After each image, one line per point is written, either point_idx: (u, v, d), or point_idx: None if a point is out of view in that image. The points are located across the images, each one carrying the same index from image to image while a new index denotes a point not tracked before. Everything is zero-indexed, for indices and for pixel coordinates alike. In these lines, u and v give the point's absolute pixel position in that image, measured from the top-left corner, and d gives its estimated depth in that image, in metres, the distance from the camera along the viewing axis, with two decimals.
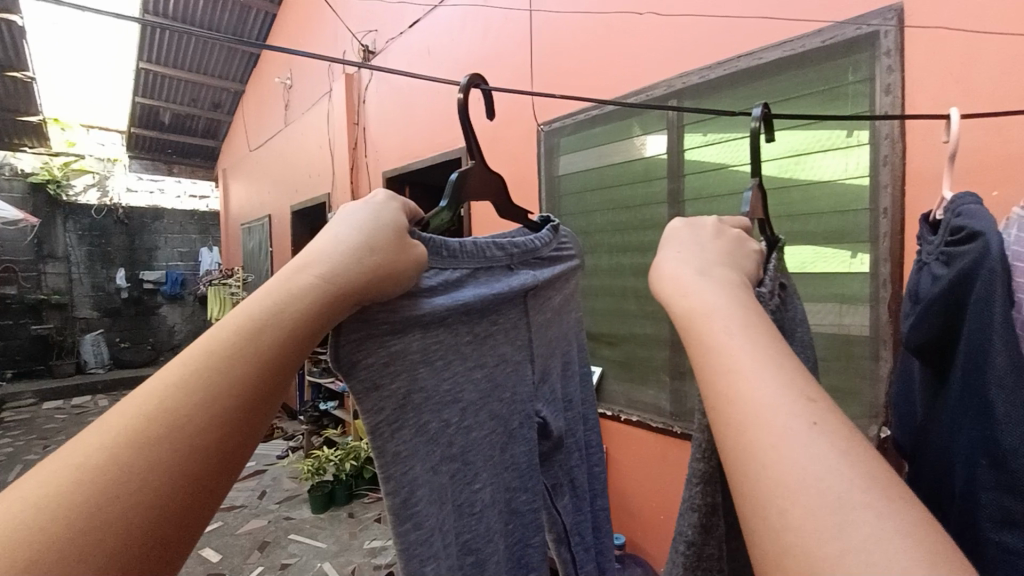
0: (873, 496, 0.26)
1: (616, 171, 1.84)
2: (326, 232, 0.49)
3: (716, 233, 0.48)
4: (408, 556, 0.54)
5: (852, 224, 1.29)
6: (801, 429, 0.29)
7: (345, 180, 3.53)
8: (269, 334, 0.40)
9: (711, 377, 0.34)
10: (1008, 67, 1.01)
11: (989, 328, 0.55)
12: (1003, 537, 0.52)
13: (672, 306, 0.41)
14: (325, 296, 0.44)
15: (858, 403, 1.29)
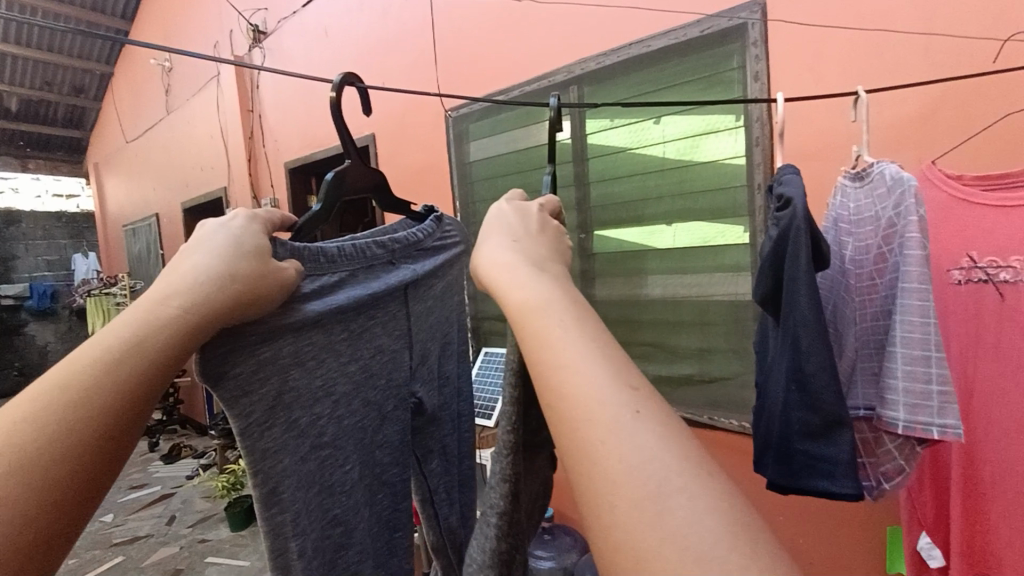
0: (686, 478, 0.29)
1: (527, 155, 1.88)
2: (186, 259, 0.48)
3: (543, 228, 0.50)
4: (274, 535, 0.56)
5: (733, 200, 1.43)
6: (626, 421, 0.31)
7: (243, 172, 3.25)
8: (132, 364, 0.40)
9: (548, 377, 0.35)
10: (847, 59, 1.16)
11: (798, 276, 0.69)
12: (811, 446, 0.69)
13: (506, 299, 0.41)
14: (191, 323, 0.45)
15: (744, 360, 1.44)
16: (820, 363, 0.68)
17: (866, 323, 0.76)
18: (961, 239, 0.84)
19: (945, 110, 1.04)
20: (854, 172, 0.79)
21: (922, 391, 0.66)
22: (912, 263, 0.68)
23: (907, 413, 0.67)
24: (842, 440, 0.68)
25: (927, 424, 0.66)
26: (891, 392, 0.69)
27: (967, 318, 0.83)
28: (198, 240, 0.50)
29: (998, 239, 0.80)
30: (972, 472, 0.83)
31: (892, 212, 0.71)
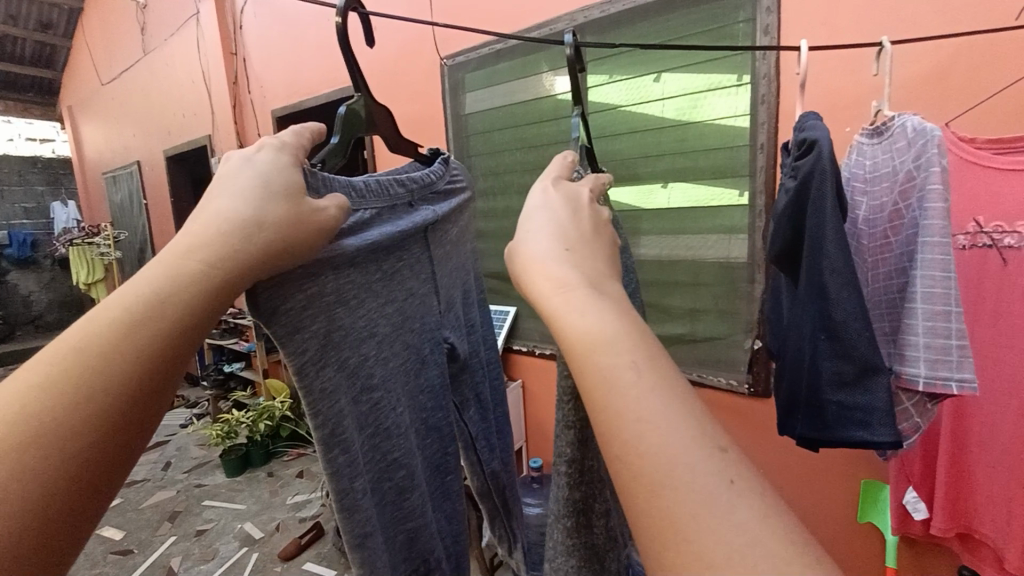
0: (796, 568, 0.26)
1: (524, 109, 1.82)
2: (212, 203, 0.42)
3: (595, 234, 0.47)
4: (338, 476, 0.56)
5: (734, 160, 1.41)
6: (720, 491, 0.29)
7: (227, 119, 3.14)
8: (155, 327, 0.35)
9: (619, 426, 0.32)
10: (863, 14, 1.12)
11: (823, 223, 0.69)
12: (842, 397, 0.71)
13: (560, 332, 0.38)
14: (218, 283, 0.39)
15: (734, 320, 1.47)
16: (850, 309, 0.69)
17: (879, 282, 0.78)
18: (970, 203, 0.84)
19: (959, 68, 1.02)
20: (872, 127, 0.79)
21: (942, 347, 0.67)
22: (934, 217, 0.66)
23: (928, 369, 0.68)
24: (877, 387, 0.68)
25: (947, 380, 0.67)
26: (910, 348, 0.69)
27: (970, 281, 0.85)
28: (224, 178, 0.44)
29: (1004, 203, 0.80)
30: (960, 431, 0.87)
31: (912, 164, 0.70)
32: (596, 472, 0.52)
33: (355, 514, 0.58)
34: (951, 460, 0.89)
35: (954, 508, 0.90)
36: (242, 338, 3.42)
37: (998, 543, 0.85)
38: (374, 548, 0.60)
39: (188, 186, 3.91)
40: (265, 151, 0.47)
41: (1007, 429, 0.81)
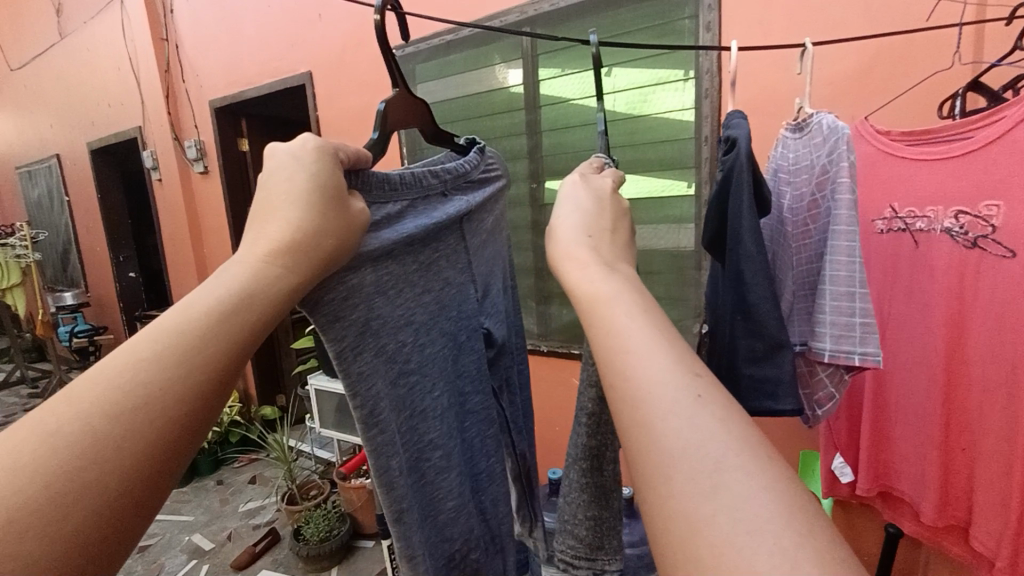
0: (744, 458, 0.29)
1: (478, 101, 1.81)
2: (277, 200, 0.44)
3: (598, 210, 0.50)
4: (377, 453, 0.56)
5: (680, 152, 1.46)
6: (686, 401, 0.32)
7: (158, 109, 2.93)
8: (241, 315, 0.37)
9: (610, 357, 0.36)
10: (794, 13, 1.19)
11: (741, 216, 0.73)
12: (754, 369, 0.75)
13: (575, 290, 0.41)
14: (291, 283, 0.41)
15: (683, 307, 1.53)
16: (762, 291, 0.73)
17: (801, 265, 0.82)
18: (887, 191, 0.91)
19: (880, 67, 1.10)
20: (795, 122, 0.83)
21: (845, 324, 0.73)
22: (842, 207, 0.72)
23: (833, 342, 0.74)
24: (782, 360, 0.74)
25: (850, 352, 0.73)
26: (820, 324, 0.75)
27: (886, 260, 0.92)
28: (281, 174, 0.44)
29: (916, 190, 0.87)
30: (881, 398, 0.95)
31: (826, 158, 0.75)
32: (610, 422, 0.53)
33: (393, 489, 0.57)
34: (872, 423, 0.96)
35: (877, 468, 0.98)
36: None
37: (914, 498, 0.93)
38: (410, 523, 0.58)
39: (116, 181, 3.64)
40: (311, 150, 0.46)
41: (921, 390, 0.88)
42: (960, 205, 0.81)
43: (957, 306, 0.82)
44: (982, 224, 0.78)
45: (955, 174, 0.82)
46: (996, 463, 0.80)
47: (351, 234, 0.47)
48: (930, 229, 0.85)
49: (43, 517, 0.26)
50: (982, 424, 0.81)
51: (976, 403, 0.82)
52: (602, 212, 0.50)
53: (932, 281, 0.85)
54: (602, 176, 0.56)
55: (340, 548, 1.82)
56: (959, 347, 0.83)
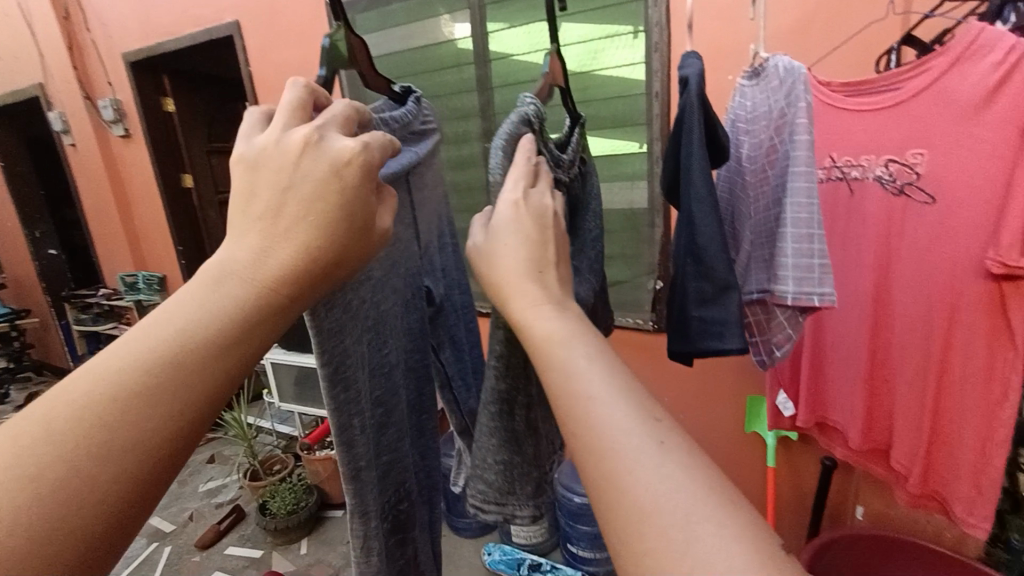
0: (714, 504, 0.30)
1: (424, 55, 1.71)
2: (295, 216, 0.37)
3: (525, 227, 0.48)
4: (340, 411, 0.55)
5: (632, 108, 1.45)
6: (652, 449, 0.32)
7: (62, 66, 2.61)
8: (237, 351, 0.34)
9: (572, 404, 0.36)
10: None
11: (691, 156, 0.73)
12: (702, 312, 0.74)
13: (528, 331, 0.41)
14: (295, 307, 0.37)
15: (638, 264, 1.55)
16: (709, 235, 0.73)
17: (759, 213, 0.82)
18: (828, 140, 0.93)
19: (820, 19, 1.11)
20: (752, 70, 0.84)
21: (806, 266, 0.74)
22: (800, 148, 0.73)
23: (796, 285, 0.74)
24: (730, 302, 0.73)
25: (811, 294, 0.73)
26: (782, 268, 0.75)
27: (828, 211, 0.96)
28: (312, 186, 0.37)
29: (851, 142, 0.90)
30: (820, 342, 1.01)
31: (784, 102, 0.76)
32: (518, 370, 0.56)
33: (353, 447, 0.57)
34: (810, 363, 1.02)
35: (815, 403, 1.05)
36: (121, 322, 3.01)
37: (843, 426, 1.00)
38: (366, 480, 0.59)
39: (21, 148, 3.26)
40: (356, 167, 0.38)
41: (856, 334, 0.94)
42: (891, 153, 0.84)
43: (887, 252, 0.87)
44: (909, 171, 0.81)
45: (888, 122, 0.84)
46: (913, 393, 0.87)
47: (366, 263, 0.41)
48: (864, 177, 0.89)
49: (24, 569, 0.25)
50: (904, 360, 0.88)
51: (898, 339, 0.88)
52: (530, 234, 0.48)
53: (867, 227, 0.89)
54: (543, 195, 0.51)
55: (307, 520, 1.81)
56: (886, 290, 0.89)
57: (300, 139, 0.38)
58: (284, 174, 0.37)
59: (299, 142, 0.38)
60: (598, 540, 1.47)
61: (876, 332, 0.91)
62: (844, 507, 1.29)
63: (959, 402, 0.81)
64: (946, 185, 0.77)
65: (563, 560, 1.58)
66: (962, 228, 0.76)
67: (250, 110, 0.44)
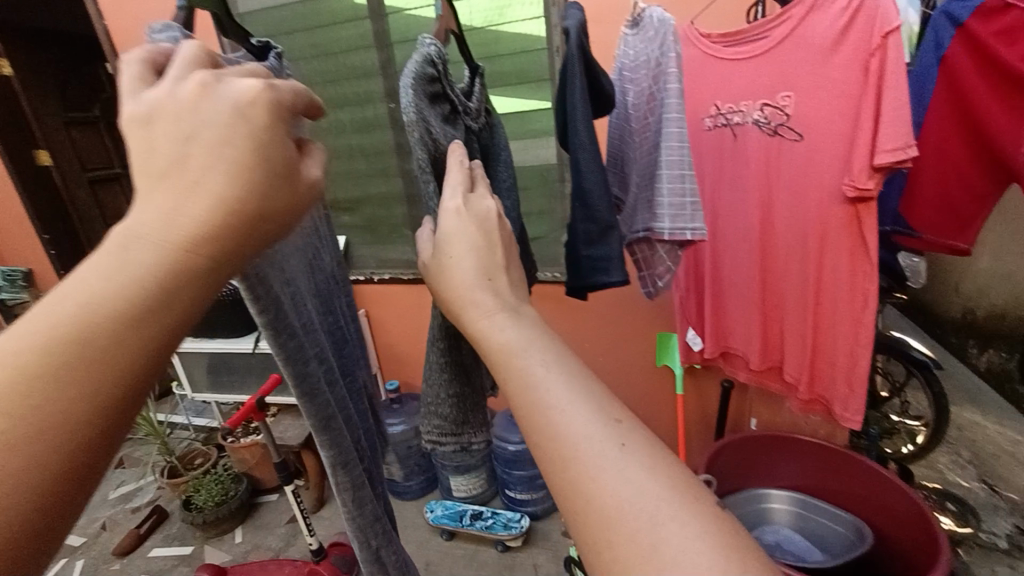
0: (675, 505, 0.32)
1: (315, 7, 1.58)
2: (202, 166, 0.30)
3: (469, 234, 0.48)
4: (293, 360, 0.46)
5: (535, 63, 1.46)
6: (612, 456, 0.34)
7: None
8: (149, 328, 0.27)
9: (534, 413, 0.37)
10: None
11: (576, 105, 0.75)
12: (590, 251, 0.79)
13: (484, 343, 0.42)
14: (227, 271, 0.30)
15: (551, 219, 1.60)
16: (593, 179, 0.76)
17: (642, 157, 0.87)
18: (709, 91, 0.99)
19: None
20: (631, 19, 0.87)
21: (680, 204, 0.81)
22: (672, 95, 0.80)
23: (672, 221, 0.82)
24: (612, 241, 0.78)
25: (682, 229, 0.82)
26: (660, 207, 0.82)
27: (715, 157, 1.03)
28: (216, 134, 0.30)
29: (730, 89, 0.95)
30: (718, 281, 1.10)
31: (658, 51, 0.81)
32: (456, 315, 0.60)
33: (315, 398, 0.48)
34: (713, 298, 1.12)
35: (719, 335, 1.15)
36: None
37: (745, 351, 1.11)
38: (339, 432, 0.51)
39: None
40: (262, 105, 0.31)
41: (746, 267, 1.04)
42: (764, 97, 0.91)
43: (767, 190, 0.97)
44: (781, 113, 0.90)
45: (758, 70, 0.91)
46: (797, 312, 1.00)
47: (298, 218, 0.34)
48: (744, 122, 0.95)
49: None
50: (789, 284, 1.00)
51: (783, 265, 0.99)
52: (478, 242, 0.48)
53: (749, 169, 0.98)
54: (482, 198, 0.52)
55: (239, 508, 1.75)
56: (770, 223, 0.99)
57: (194, 86, 0.31)
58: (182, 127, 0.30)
59: (194, 90, 0.31)
60: (533, 482, 1.56)
61: (764, 263, 1.02)
62: (741, 421, 1.47)
63: (831, 316, 0.94)
64: (810, 123, 0.86)
65: (503, 506, 1.66)
66: (825, 159, 0.87)
67: (127, 57, 0.35)
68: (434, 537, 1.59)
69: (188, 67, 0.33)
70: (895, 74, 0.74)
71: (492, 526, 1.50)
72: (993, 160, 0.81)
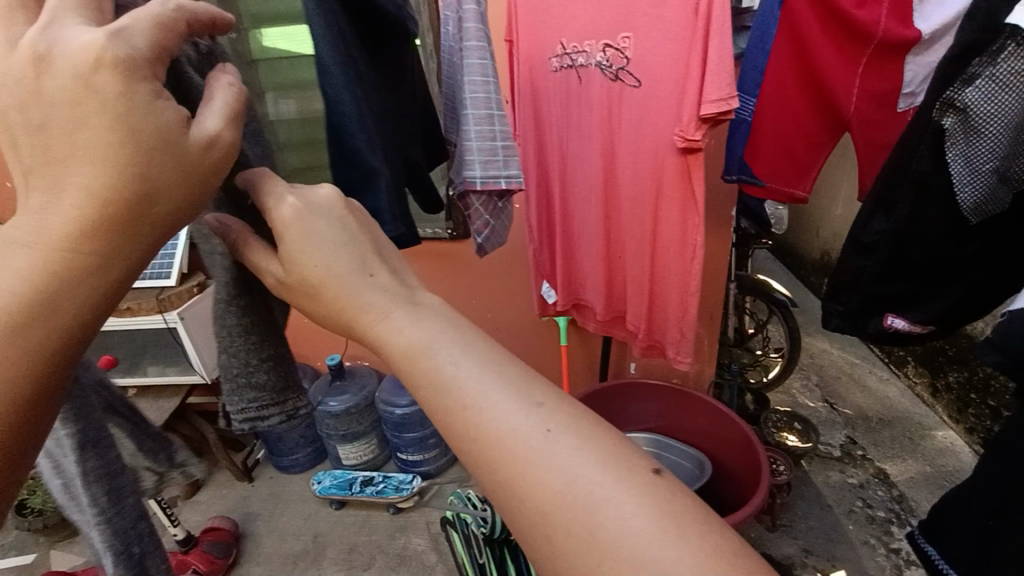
0: (613, 478, 0.31)
1: None
2: (61, 159, 0.29)
3: (341, 220, 0.40)
4: None
5: None
6: (539, 443, 0.32)
7: None
8: (36, 329, 0.29)
9: (452, 417, 0.34)
10: None
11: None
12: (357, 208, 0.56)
13: (384, 349, 0.37)
14: (112, 274, 0.30)
15: None
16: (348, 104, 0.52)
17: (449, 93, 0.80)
18: (554, 26, 0.89)
19: None
20: None
21: (490, 148, 0.76)
22: (471, 20, 0.73)
23: (482, 169, 0.76)
24: (380, 188, 0.55)
25: (497, 178, 0.77)
26: (468, 152, 0.76)
27: (562, 101, 0.95)
28: (65, 113, 0.28)
29: (575, 25, 0.87)
30: (568, 231, 1.07)
31: None
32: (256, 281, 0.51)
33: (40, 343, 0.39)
34: (562, 252, 1.09)
35: (570, 287, 1.14)
36: None
37: (592, 302, 1.12)
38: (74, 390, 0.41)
39: None
40: (110, 70, 0.28)
41: (591, 219, 1.01)
42: (605, 38, 0.85)
43: (610, 139, 0.92)
44: (621, 56, 0.84)
45: (597, 7, 0.84)
46: (636, 262, 1.00)
47: (200, 190, 0.32)
48: (588, 64, 0.88)
49: None
50: (629, 236, 0.99)
51: (625, 217, 0.97)
52: (352, 229, 0.40)
53: (593, 116, 0.92)
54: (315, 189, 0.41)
55: None
56: (613, 174, 0.95)
57: (23, 54, 0.28)
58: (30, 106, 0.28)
59: (24, 57, 0.28)
60: (424, 443, 1.53)
61: (608, 216, 0.99)
62: (623, 365, 1.52)
63: (664, 264, 0.97)
64: (648, 67, 0.82)
65: (397, 469, 1.63)
66: (662, 106, 0.83)
67: None
68: (323, 507, 1.52)
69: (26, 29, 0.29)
70: (720, 16, 0.73)
71: (382, 490, 1.46)
72: (827, 108, 0.82)
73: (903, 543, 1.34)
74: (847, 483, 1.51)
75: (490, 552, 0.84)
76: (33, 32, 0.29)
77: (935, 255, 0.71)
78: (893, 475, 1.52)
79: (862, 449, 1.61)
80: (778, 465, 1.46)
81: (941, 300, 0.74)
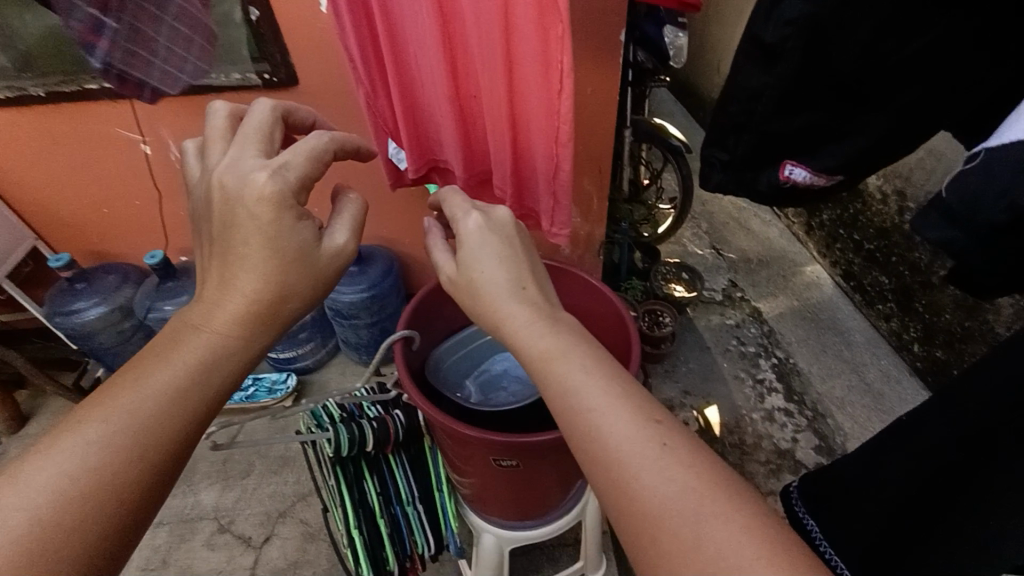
0: (716, 501, 0.36)
1: None
2: (240, 262, 0.49)
3: (500, 245, 0.54)
4: None
5: None
6: (654, 453, 0.38)
7: None
8: (213, 377, 0.47)
9: (573, 419, 0.41)
10: None
11: None
12: None
13: (525, 349, 0.47)
14: (246, 349, 0.50)
15: None
16: None
17: None
18: None
19: None
20: None
21: None
22: None
23: None
24: None
25: None
26: None
27: None
28: (240, 230, 0.50)
29: None
30: (403, 61, 0.79)
31: None
32: None
33: None
34: (402, 104, 0.82)
35: (422, 146, 0.89)
36: None
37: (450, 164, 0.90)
38: None
39: None
40: (271, 203, 0.50)
41: (426, 41, 0.74)
42: None
43: None
44: None
45: None
46: (491, 104, 0.77)
47: (317, 287, 0.54)
48: None
49: (92, 516, 0.38)
50: (479, 67, 0.74)
51: (469, 34, 0.71)
52: (510, 250, 0.54)
53: None
54: (494, 211, 0.58)
55: None
56: None
57: (219, 183, 0.50)
58: (228, 212, 0.50)
59: (216, 188, 0.50)
60: (294, 338, 1.36)
61: (446, 34, 0.73)
62: None
63: (527, 103, 0.75)
64: None
65: (270, 369, 1.47)
66: None
67: (217, 110, 0.57)
68: None
69: (226, 167, 0.51)
70: None
71: (254, 395, 1.31)
72: None
73: (767, 373, 1.47)
74: (725, 325, 1.59)
75: (340, 472, 0.81)
76: (225, 170, 0.51)
77: (861, 72, 0.57)
78: (766, 312, 1.61)
79: (741, 292, 1.68)
80: (663, 317, 1.50)
81: (855, 142, 0.63)
